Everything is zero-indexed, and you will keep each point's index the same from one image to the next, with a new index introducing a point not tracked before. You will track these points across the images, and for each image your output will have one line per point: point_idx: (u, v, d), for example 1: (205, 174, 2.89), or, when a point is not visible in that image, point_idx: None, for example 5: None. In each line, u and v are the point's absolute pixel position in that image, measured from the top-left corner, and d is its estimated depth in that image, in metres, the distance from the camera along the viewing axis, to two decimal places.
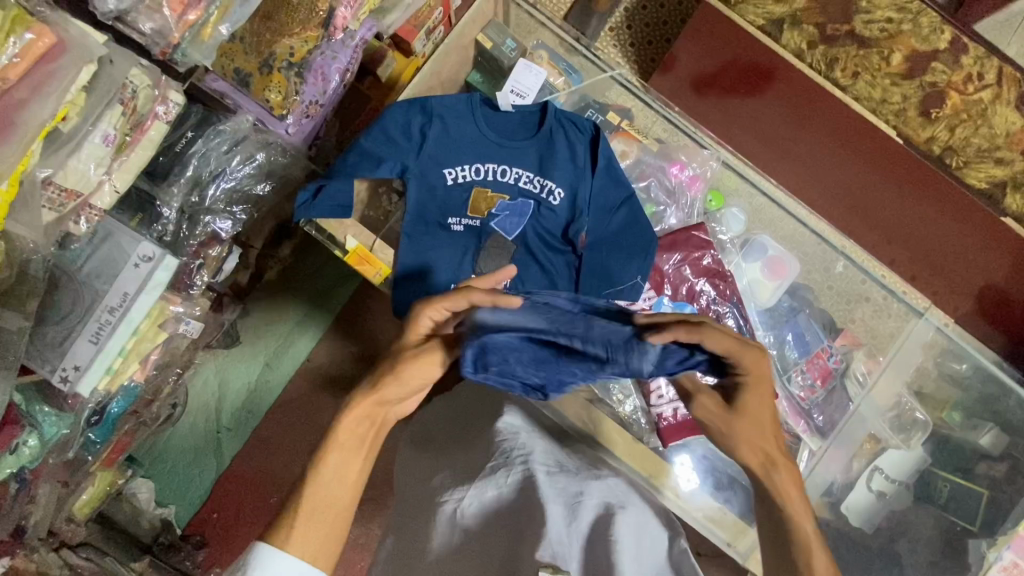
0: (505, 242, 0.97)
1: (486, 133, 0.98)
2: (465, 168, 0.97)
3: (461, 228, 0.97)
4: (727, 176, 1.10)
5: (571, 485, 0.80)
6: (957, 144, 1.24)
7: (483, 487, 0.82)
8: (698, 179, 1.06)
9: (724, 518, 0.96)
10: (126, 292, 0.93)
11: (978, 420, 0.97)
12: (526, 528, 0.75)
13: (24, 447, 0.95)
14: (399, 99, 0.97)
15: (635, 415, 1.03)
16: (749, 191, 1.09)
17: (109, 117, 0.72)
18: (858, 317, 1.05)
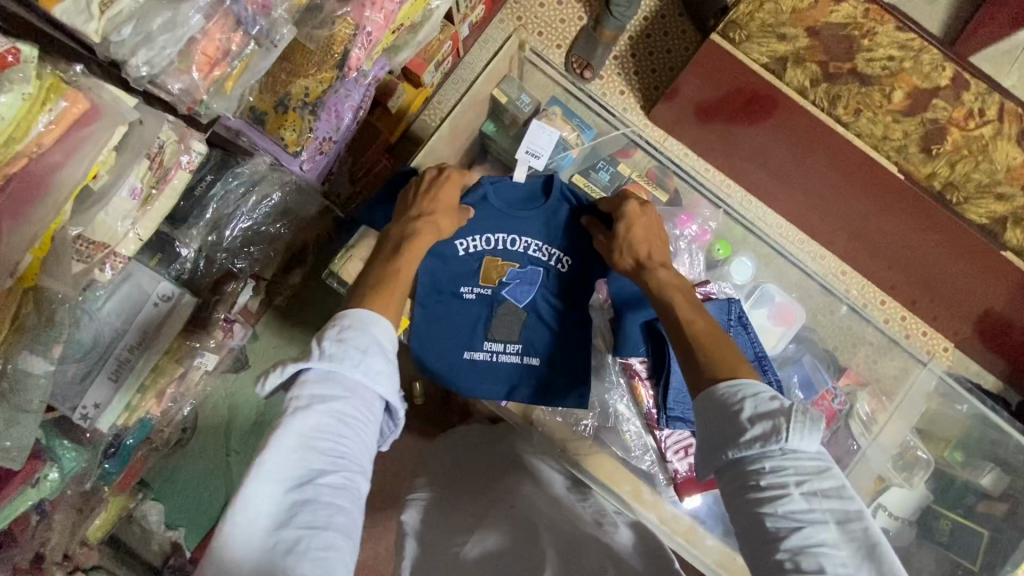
0: (516, 310, 1.00)
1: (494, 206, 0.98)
2: (476, 238, 0.98)
3: (473, 297, 1.00)
4: (732, 227, 1.13)
5: (574, 543, 0.80)
6: (958, 180, 1.24)
7: (484, 536, 0.83)
8: (707, 230, 1.09)
9: (732, 563, 0.98)
10: (146, 330, 0.97)
11: (978, 461, 0.99)
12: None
13: (45, 480, 0.98)
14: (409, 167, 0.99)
15: (650, 469, 1.04)
16: (757, 243, 1.11)
17: (136, 171, 0.74)
18: (860, 358, 1.08)
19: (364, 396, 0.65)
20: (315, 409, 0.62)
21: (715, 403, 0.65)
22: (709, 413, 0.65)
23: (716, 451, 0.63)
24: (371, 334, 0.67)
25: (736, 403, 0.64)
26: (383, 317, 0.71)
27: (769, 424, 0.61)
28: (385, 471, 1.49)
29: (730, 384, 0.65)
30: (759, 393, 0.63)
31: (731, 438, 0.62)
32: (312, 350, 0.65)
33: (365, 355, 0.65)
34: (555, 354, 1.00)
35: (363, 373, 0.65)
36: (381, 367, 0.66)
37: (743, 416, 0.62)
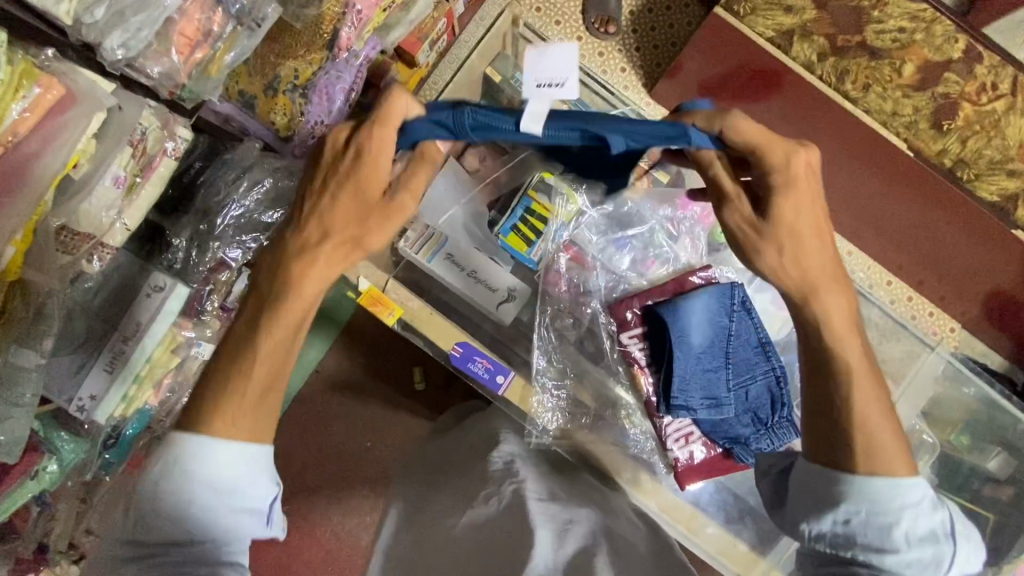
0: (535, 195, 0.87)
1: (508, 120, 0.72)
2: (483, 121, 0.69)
3: None
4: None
5: (561, 513, 0.83)
6: (969, 157, 1.22)
7: (476, 510, 0.88)
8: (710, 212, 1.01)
9: (735, 551, 0.95)
10: (139, 322, 0.94)
11: (985, 444, 0.98)
12: (515, 549, 0.78)
13: (44, 472, 1.00)
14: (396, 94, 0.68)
15: (651, 459, 0.99)
16: None
17: (119, 159, 0.72)
18: (867, 341, 1.03)
19: (218, 529, 0.63)
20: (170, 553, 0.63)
21: (867, 496, 0.65)
22: (834, 504, 0.67)
23: (835, 538, 0.67)
24: (200, 463, 0.62)
25: (891, 509, 0.65)
26: (223, 439, 0.63)
27: (928, 544, 0.64)
28: (387, 458, 1.49)
29: (895, 482, 0.66)
30: (920, 503, 0.66)
31: (873, 543, 0.65)
32: (146, 484, 0.63)
33: (204, 497, 0.62)
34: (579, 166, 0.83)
35: (209, 513, 0.62)
36: (213, 505, 0.62)
37: (897, 531, 0.64)
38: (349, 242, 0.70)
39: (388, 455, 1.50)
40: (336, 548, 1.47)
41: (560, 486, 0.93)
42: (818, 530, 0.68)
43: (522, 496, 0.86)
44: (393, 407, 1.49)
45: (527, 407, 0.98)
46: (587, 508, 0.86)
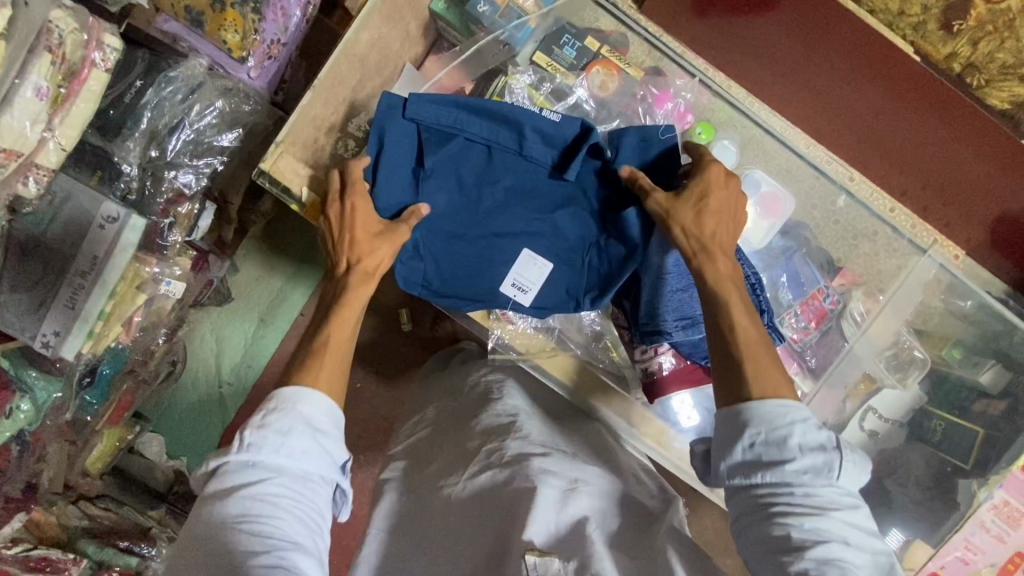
0: (521, 212, 0.84)
1: (481, 184, 0.83)
2: (482, 192, 0.83)
3: (467, 194, 0.83)
4: (719, 107, 0.97)
5: (567, 470, 0.74)
6: (981, 61, 1.13)
7: (476, 471, 0.76)
8: (685, 110, 0.96)
9: None
10: (95, 255, 0.90)
11: (978, 358, 0.93)
12: (514, 511, 0.68)
13: (19, 411, 0.98)
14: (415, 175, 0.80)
15: (620, 373, 0.98)
16: (741, 122, 0.97)
17: (38, 66, 0.67)
18: (860, 254, 0.97)
19: (306, 476, 0.61)
20: (245, 497, 0.59)
21: (765, 419, 0.61)
22: (740, 434, 0.62)
23: (746, 467, 0.62)
24: (296, 415, 0.62)
25: (783, 425, 0.61)
26: (313, 388, 0.64)
27: (819, 454, 0.59)
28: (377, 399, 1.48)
29: (778, 402, 0.62)
30: (808, 420, 0.61)
31: (772, 458, 0.60)
32: (235, 437, 0.61)
33: (308, 438, 0.62)
34: (561, 199, 0.84)
35: (303, 453, 0.61)
36: (313, 445, 0.62)
37: (791, 443, 0.60)
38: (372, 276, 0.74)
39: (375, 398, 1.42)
40: None
41: (568, 441, 0.83)
42: (736, 460, 0.62)
43: (529, 454, 0.75)
44: (379, 347, 1.40)
45: (488, 324, 0.94)
46: (595, 467, 0.78)
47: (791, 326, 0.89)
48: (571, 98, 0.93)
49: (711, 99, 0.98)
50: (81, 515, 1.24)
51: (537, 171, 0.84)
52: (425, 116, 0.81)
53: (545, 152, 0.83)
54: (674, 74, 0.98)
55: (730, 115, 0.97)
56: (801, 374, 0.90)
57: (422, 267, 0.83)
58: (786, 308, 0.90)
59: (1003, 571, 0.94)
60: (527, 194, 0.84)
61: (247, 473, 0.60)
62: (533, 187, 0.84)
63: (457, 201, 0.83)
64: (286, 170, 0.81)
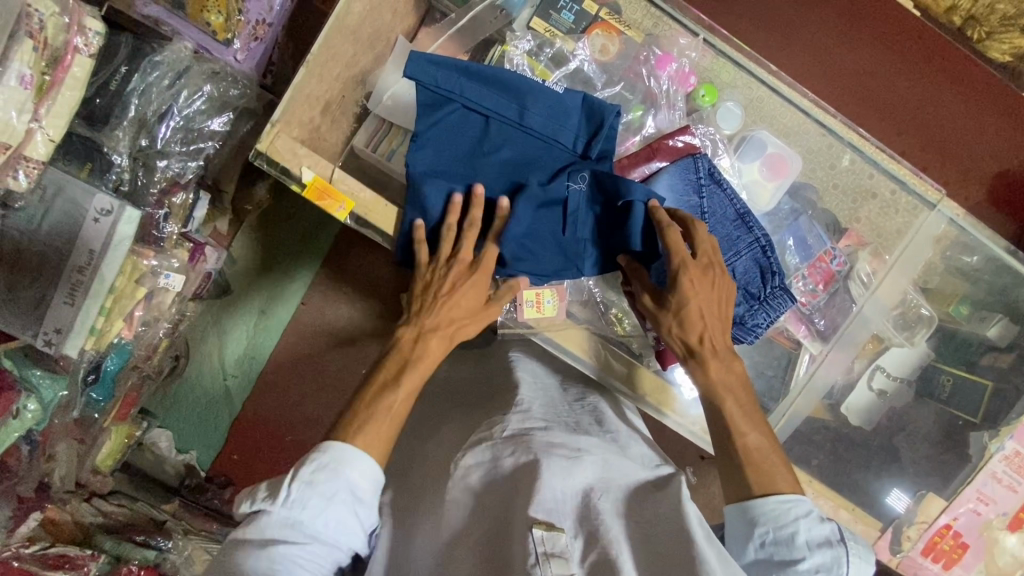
0: (515, 177, 0.81)
1: (477, 153, 0.81)
2: (481, 162, 0.81)
3: (463, 165, 0.80)
4: (720, 65, 0.94)
5: (569, 441, 0.73)
6: (980, 13, 1.17)
7: (477, 444, 0.74)
8: (686, 72, 0.92)
9: None
10: (92, 249, 0.88)
11: (987, 312, 0.95)
12: (521, 482, 0.67)
13: (25, 411, 0.96)
14: (418, 151, 0.79)
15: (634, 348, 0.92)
16: (747, 82, 0.94)
17: (20, 53, 0.65)
18: (864, 215, 0.92)
19: (346, 534, 0.64)
20: (272, 554, 0.59)
21: (766, 515, 0.68)
22: (753, 531, 0.68)
23: (761, 565, 0.68)
24: (345, 478, 0.63)
25: (790, 522, 0.67)
26: (366, 453, 0.65)
27: (827, 550, 0.65)
28: None
29: (781, 500, 0.68)
30: (812, 514, 0.68)
31: (782, 557, 0.66)
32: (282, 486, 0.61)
33: (351, 502, 0.63)
34: (559, 168, 0.82)
35: (345, 518, 0.63)
36: (352, 507, 0.63)
37: (799, 541, 0.66)
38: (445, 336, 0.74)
39: None
40: None
41: (570, 416, 0.82)
42: (751, 557, 0.69)
43: (531, 430, 0.74)
44: None
45: None
46: (597, 438, 0.77)
47: (798, 290, 0.88)
48: (571, 64, 0.91)
49: (713, 57, 0.94)
50: (95, 512, 1.22)
51: (536, 142, 0.82)
52: (423, 77, 0.78)
53: (547, 124, 0.82)
54: (673, 30, 0.94)
55: (733, 74, 0.94)
56: (809, 336, 0.88)
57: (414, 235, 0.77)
58: (792, 272, 0.88)
59: (1018, 519, 0.93)
60: (524, 167, 0.82)
61: (285, 531, 0.60)
62: (532, 158, 0.82)
63: (451, 172, 0.80)
64: (283, 149, 0.74)
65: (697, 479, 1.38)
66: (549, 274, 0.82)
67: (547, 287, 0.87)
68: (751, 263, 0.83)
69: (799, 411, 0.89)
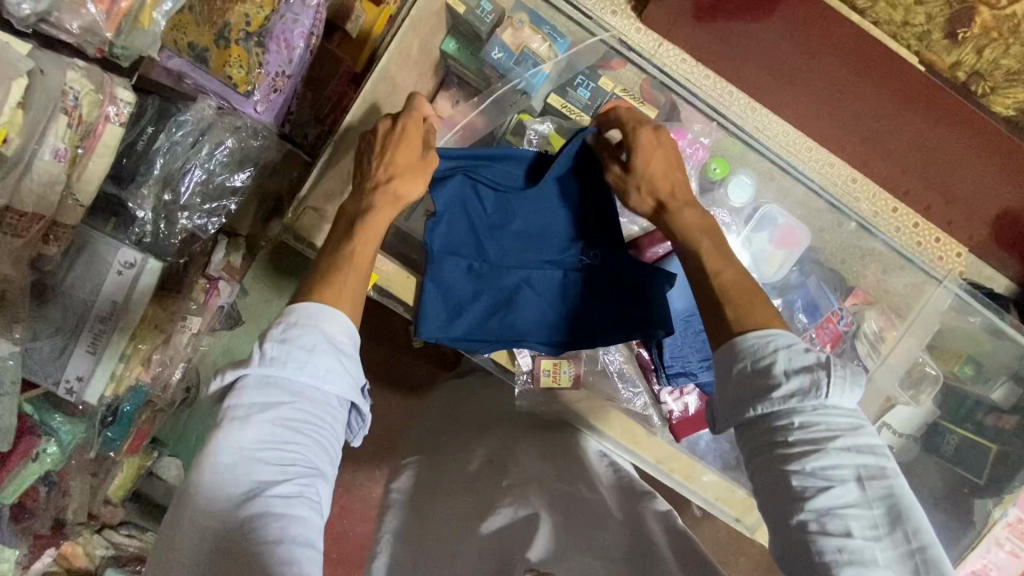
0: (527, 246, 0.86)
1: (493, 227, 0.85)
2: (497, 235, 0.85)
3: (482, 236, 0.85)
4: (730, 143, 0.98)
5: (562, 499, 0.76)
6: (985, 68, 1.07)
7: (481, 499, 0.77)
8: (700, 148, 0.95)
9: (732, 497, 0.92)
10: (115, 300, 0.91)
11: (990, 374, 0.95)
12: (516, 535, 0.68)
13: (45, 455, 0.99)
14: (438, 229, 0.83)
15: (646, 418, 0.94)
16: (755, 158, 0.98)
17: (55, 130, 0.68)
18: (869, 273, 0.99)
19: (328, 397, 0.62)
20: (257, 422, 0.58)
21: (744, 349, 0.61)
22: (729, 365, 0.62)
23: (739, 401, 0.61)
24: (321, 331, 0.62)
25: (769, 354, 0.61)
26: (336, 308, 0.64)
27: (804, 374, 0.58)
28: None
29: (760, 334, 0.62)
30: (793, 345, 0.60)
31: (760, 389, 0.60)
32: (254, 352, 0.61)
33: (331, 356, 0.62)
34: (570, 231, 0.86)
35: (324, 374, 0.61)
36: (334, 362, 0.62)
37: (776, 369, 0.59)
38: (391, 198, 0.75)
39: (389, 415, 1.42)
40: (350, 502, 1.41)
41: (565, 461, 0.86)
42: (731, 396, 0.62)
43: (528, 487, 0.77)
44: (389, 368, 1.39)
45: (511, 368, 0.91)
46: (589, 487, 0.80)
47: None
48: None
49: (724, 136, 0.98)
50: (106, 543, 1.27)
51: (546, 208, 0.85)
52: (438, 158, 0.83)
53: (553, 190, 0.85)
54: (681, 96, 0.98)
55: (741, 150, 0.98)
56: None
57: (441, 311, 0.83)
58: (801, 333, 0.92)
59: None
60: (535, 236, 0.86)
61: (264, 393, 0.59)
62: (549, 231, 0.86)
63: (472, 246, 0.85)
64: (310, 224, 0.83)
65: (703, 513, 1.39)
66: (564, 347, 0.86)
67: (565, 357, 0.91)
68: None
69: None
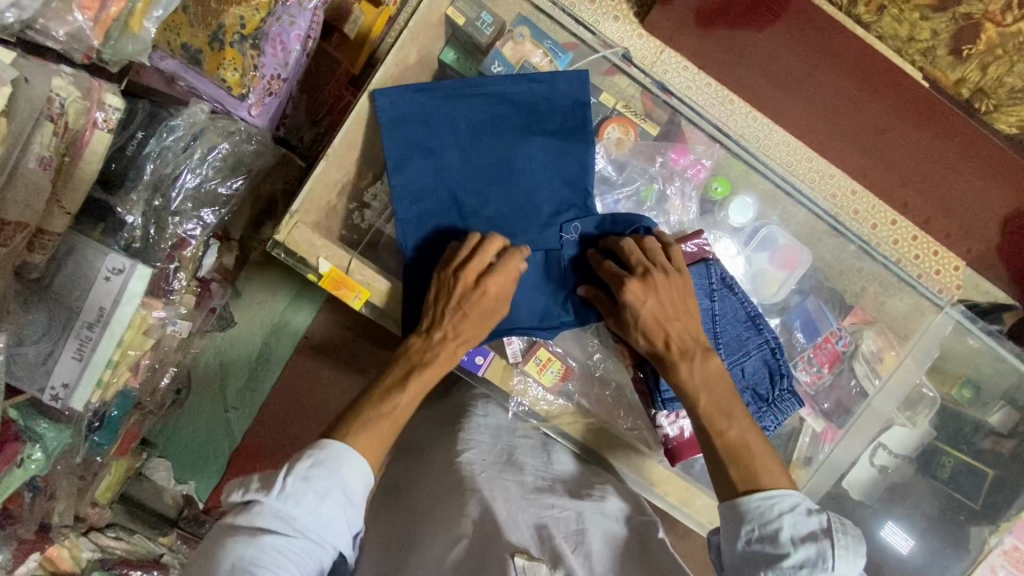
0: (512, 236, 0.85)
1: (473, 215, 0.85)
2: (482, 223, 0.85)
3: (466, 225, 0.84)
4: (732, 163, 0.97)
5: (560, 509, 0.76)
6: (988, 85, 1.10)
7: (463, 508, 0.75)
8: (700, 164, 0.95)
9: None
10: (102, 306, 0.88)
11: (988, 398, 0.95)
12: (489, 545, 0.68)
13: (30, 460, 0.94)
14: (417, 216, 0.84)
15: (638, 430, 0.92)
16: (760, 182, 0.96)
17: (40, 137, 0.66)
18: (868, 293, 0.98)
19: (332, 536, 0.63)
20: (261, 543, 0.59)
21: (750, 510, 0.63)
22: (736, 529, 0.63)
23: (745, 563, 0.62)
24: (341, 478, 0.63)
25: (774, 519, 0.62)
26: (361, 454, 0.66)
27: (811, 544, 0.59)
28: None
29: (764, 496, 0.63)
30: (797, 509, 0.62)
31: (766, 554, 0.61)
32: (276, 479, 0.61)
33: (342, 506, 0.63)
34: (552, 216, 0.86)
35: (332, 521, 0.62)
36: (345, 514, 0.63)
37: (782, 536, 0.60)
38: (447, 359, 0.76)
39: None
40: None
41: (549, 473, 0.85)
42: (736, 558, 0.63)
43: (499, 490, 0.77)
44: None
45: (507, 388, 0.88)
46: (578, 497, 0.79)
47: (804, 370, 0.92)
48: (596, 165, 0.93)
49: (726, 155, 0.97)
50: (95, 547, 1.20)
51: (526, 196, 0.86)
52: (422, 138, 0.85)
53: (534, 176, 0.87)
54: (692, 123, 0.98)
55: (745, 171, 0.96)
56: (814, 415, 0.92)
57: (424, 308, 0.81)
58: (799, 352, 0.93)
59: None
60: (519, 224, 0.86)
61: (274, 519, 0.60)
62: (530, 212, 0.86)
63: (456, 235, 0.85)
64: (301, 241, 0.78)
65: None
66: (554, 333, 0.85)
67: (558, 358, 0.90)
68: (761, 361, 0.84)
69: (815, 489, 0.91)
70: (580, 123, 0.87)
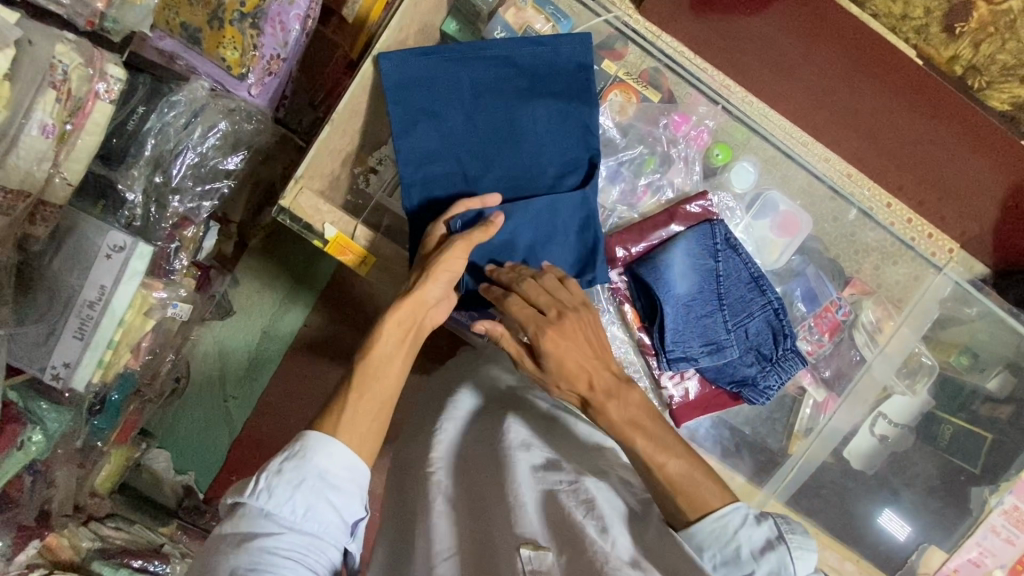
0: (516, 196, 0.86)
1: (478, 177, 0.86)
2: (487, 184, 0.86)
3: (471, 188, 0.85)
4: (736, 130, 0.99)
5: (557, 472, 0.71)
6: (981, 63, 1.06)
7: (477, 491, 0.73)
8: (703, 132, 0.97)
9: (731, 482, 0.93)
10: (103, 285, 0.87)
11: (987, 364, 0.96)
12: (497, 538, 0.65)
13: (30, 442, 0.95)
14: (423, 179, 0.85)
15: None
16: (760, 144, 0.98)
17: (44, 103, 0.66)
18: (867, 265, 1.00)
19: (319, 524, 0.60)
20: (251, 548, 0.57)
21: (703, 535, 0.62)
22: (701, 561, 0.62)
23: None
24: (314, 466, 0.61)
25: (729, 538, 0.61)
26: (342, 440, 0.63)
27: (770, 555, 0.59)
28: None
29: (716, 516, 0.62)
30: (747, 519, 0.62)
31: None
32: (250, 481, 0.60)
33: (324, 492, 0.60)
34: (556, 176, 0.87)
35: (315, 509, 0.60)
36: (326, 500, 0.60)
37: (743, 554, 0.60)
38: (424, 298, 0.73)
39: None
40: None
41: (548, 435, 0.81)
42: None
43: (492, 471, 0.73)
44: None
45: None
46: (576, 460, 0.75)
47: (806, 340, 0.95)
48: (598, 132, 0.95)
49: (728, 123, 0.99)
50: (94, 536, 1.16)
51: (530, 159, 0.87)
52: (428, 102, 0.86)
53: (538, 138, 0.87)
54: (692, 97, 0.99)
55: (746, 135, 0.99)
56: (814, 383, 0.96)
57: None
58: (800, 320, 0.95)
59: None
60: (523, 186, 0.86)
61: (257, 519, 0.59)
62: (534, 173, 0.87)
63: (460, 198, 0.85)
64: (306, 207, 0.79)
65: None
66: None
67: None
68: (763, 324, 0.90)
69: (814, 457, 0.93)
70: (583, 85, 0.89)
